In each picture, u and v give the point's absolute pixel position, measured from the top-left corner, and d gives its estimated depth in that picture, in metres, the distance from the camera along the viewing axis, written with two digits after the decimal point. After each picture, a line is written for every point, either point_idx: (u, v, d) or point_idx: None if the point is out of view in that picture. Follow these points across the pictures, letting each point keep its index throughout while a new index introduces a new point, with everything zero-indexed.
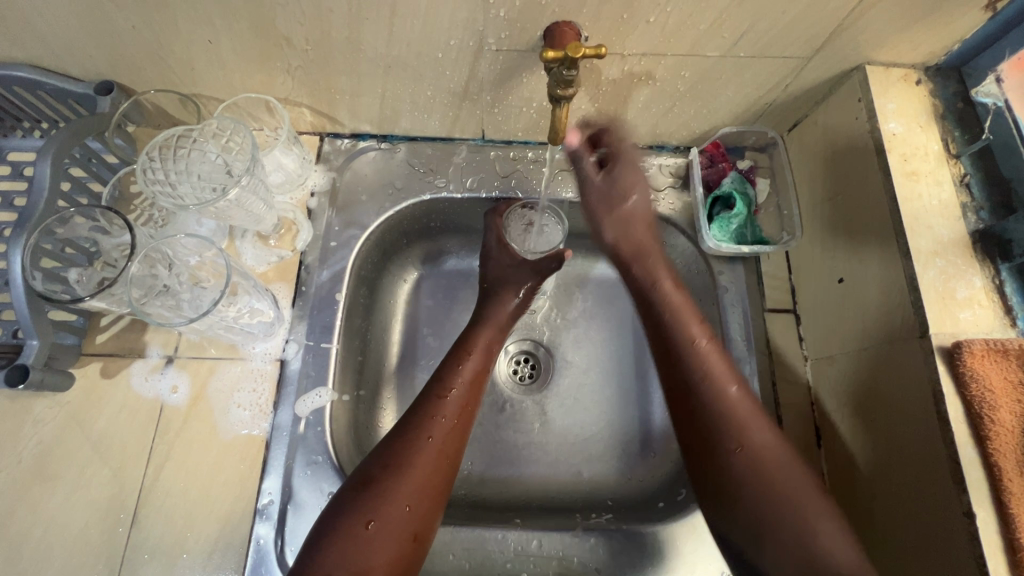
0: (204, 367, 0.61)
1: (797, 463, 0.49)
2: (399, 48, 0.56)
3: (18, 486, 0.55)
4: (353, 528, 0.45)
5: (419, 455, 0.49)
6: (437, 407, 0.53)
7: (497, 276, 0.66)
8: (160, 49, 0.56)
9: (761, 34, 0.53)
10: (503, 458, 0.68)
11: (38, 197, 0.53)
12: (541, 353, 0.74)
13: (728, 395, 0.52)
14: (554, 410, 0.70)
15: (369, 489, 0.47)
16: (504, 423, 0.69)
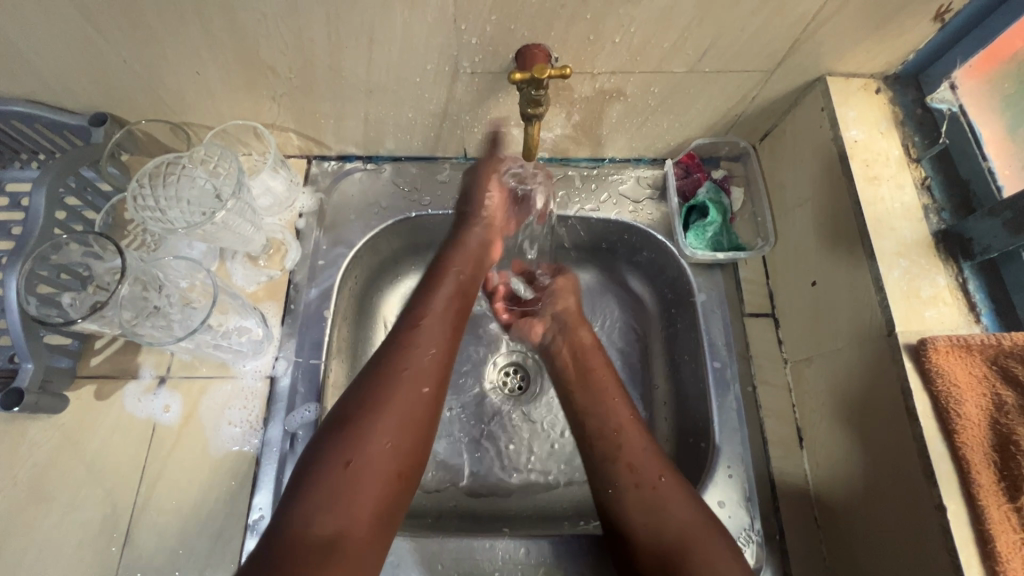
0: (196, 387, 0.62)
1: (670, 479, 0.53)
2: (378, 74, 0.58)
3: (14, 507, 0.56)
4: (334, 469, 0.45)
5: (397, 389, 0.50)
6: (402, 357, 0.53)
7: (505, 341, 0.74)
8: (152, 81, 0.58)
9: (723, 50, 0.56)
10: (496, 470, 0.69)
11: (34, 226, 0.55)
12: (528, 365, 0.76)
13: (619, 423, 0.58)
14: (542, 421, 0.72)
15: (347, 426, 0.48)
16: (494, 435, 0.71)
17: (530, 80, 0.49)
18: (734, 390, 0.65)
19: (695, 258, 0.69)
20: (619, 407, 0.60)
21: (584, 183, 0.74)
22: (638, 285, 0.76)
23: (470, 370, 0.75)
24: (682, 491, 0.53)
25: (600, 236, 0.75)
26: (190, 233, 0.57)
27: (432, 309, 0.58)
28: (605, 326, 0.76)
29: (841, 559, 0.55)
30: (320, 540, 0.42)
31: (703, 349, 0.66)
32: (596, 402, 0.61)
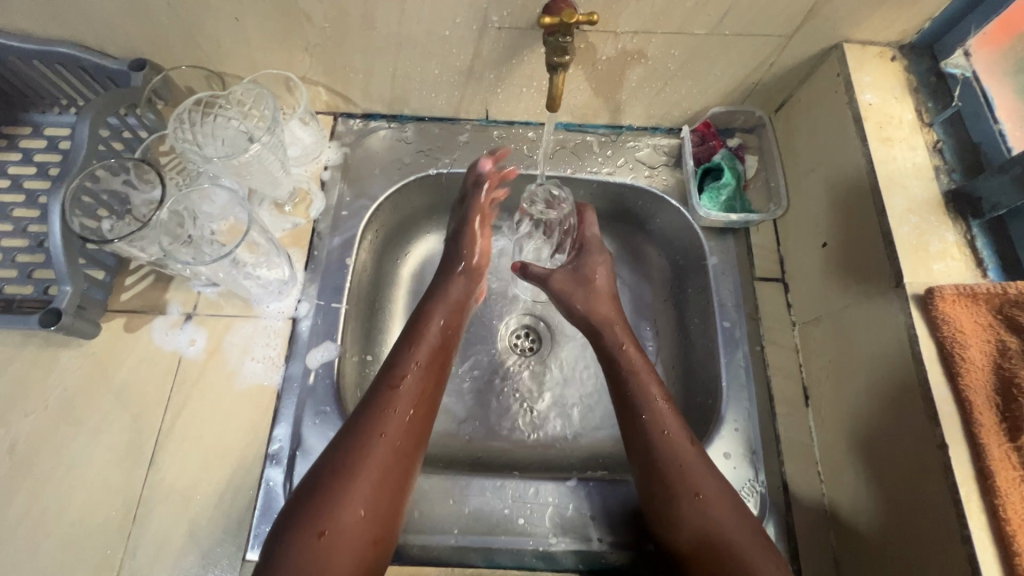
0: (221, 323, 0.64)
1: (735, 515, 0.52)
2: (409, 26, 0.60)
3: (45, 427, 0.59)
4: (308, 538, 0.46)
5: (373, 452, 0.51)
6: (388, 400, 0.55)
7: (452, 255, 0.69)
8: (193, 27, 0.61)
9: (743, 13, 0.58)
10: (506, 426, 0.71)
11: (77, 153, 0.56)
12: (540, 328, 0.78)
13: (700, 490, 0.52)
14: (552, 377, 0.75)
15: (319, 495, 0.48)
16: (505, 391, 0.74)
17: (558, 29, 0.51)
18: (742, 348, 0.66)
19: (706, 221, 0.71)
20: (700, 470, 0.54)
21: (601, 149, 0.76)
22: (648, 249, 0.79)
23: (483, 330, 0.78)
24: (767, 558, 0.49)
25: (615, 200, 0.77)
26: (225, 165, 0.59)
27: (415, 367, 0.58)
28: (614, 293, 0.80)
29: (841, 507, 0.57)
30: None
31: (713, 309, 0.69)
32: (672, 460, 0.54)
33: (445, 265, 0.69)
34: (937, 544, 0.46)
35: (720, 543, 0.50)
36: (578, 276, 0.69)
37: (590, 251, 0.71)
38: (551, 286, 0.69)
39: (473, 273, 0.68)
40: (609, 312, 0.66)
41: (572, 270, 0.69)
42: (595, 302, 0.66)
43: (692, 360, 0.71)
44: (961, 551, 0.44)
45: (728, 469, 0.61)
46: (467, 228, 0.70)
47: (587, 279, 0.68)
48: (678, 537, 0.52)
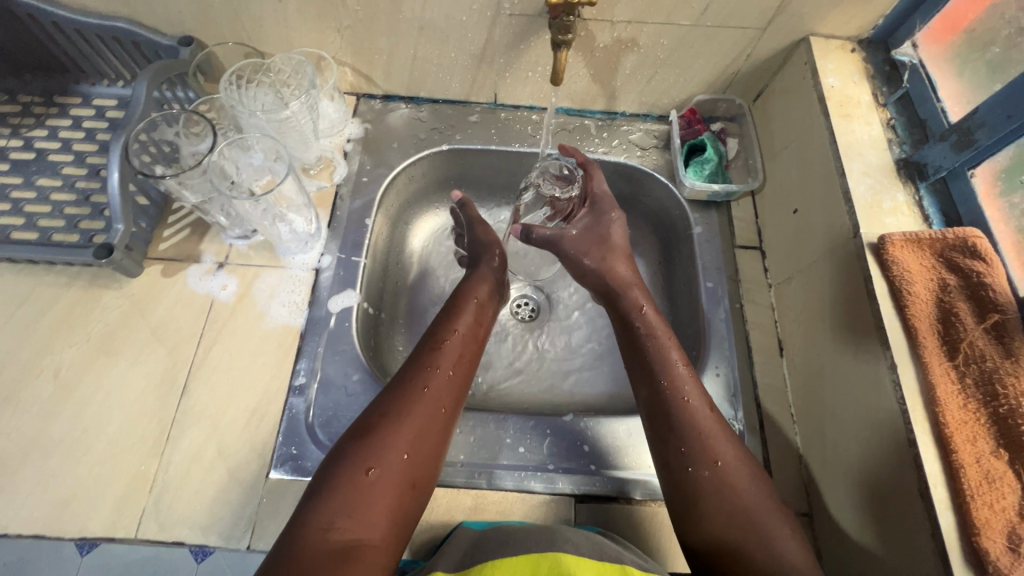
0: (250, 272, 0.70)
1: (747, 471, 0.54)
2: (431, 11, 0.69)
3: (87, 357, 0.64)
4: (355, 472, 0.49)
5: (418, 404, 0.55)
6: (434, 358, 0.60)
7: (474, 245, 0.76)
8: (239, 6, 0.69)
9: (721, 6, 0.67)
10: (507, 381, 0.79)
11: (136, 107, 0.64)
12: (539, 298, 0.87)
13: (718, 457, 0.55)
14: (549, 341, 0.83)
15: (366, 438, 0.52)
16: (505, 351, 0.82)
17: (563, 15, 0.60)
18: (724, 305, 0.73)
19: (692, 194, 0.79)
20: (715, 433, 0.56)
21: (598, 131, 0.85)
22: (638, 226, 0.87)
23: None
24: (775, 514, 0.52)
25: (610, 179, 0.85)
26: (268, 119, 0.68)
27: (454, 332, 0.63)
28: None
29: (810, 442, 0.63)
30: (344, 535, 0.46)
31: (698, 272, 0.76)
32: (686, 432, 0.56)
33: (474, 263, 0.75)
34: (890, 455, 0.52)
35: (737, 504, 0.52)
36: (593, 233, 0.73)
37: (604, 209, 0.74)
38: (562, 245, 0.72)
39: (494, 254, 0.75)
40: (628, 275, 0.70)
41: (584, 229, 0.73)
42: (613, 262, 0.70)
43: (679, 320, 0.78)
44: (908, 456, 0.50)
45: None
46: (477, 223, 0.77)
47: (601, 236, 0.73)
48: (702, 507, 0.53)
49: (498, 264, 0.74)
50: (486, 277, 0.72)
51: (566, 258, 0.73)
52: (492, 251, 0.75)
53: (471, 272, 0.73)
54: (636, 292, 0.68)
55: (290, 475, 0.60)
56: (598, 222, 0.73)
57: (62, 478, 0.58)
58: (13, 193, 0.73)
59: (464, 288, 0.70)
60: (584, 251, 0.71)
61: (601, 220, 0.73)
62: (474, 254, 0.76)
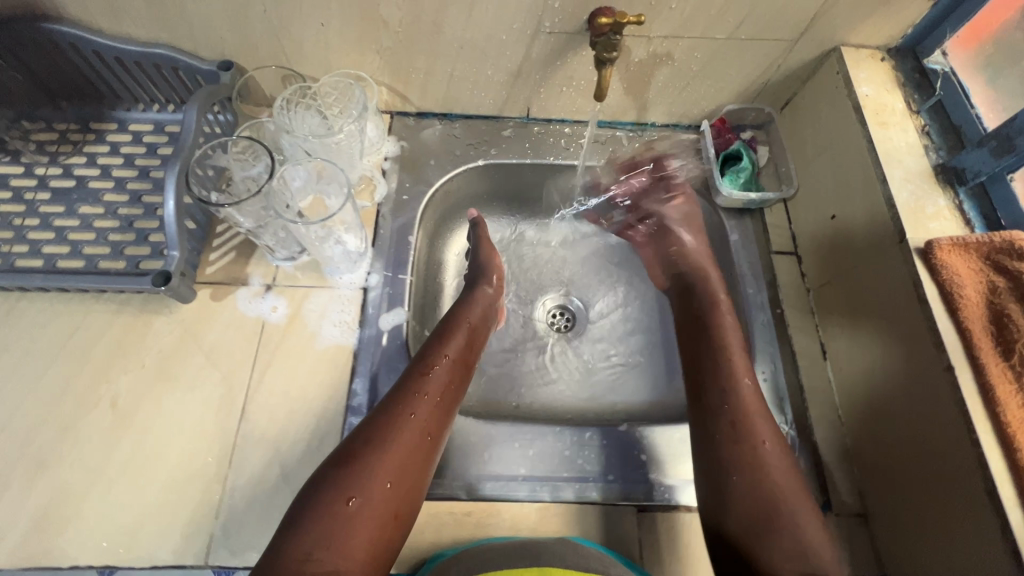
0: (299, 293, 0.71)
1: (793, 477, 0.56)
2: (472, 31, 0.70)
3: (143, 384, 0.64)
4: (335, 503, 0.50)
5: (402, 432, 0.56)
6: (421, 384, 0.60)
7: (474, 268, 0.77)
8: (281, 30, 0.70)
9: (755, 19, 0.69)
10: (550, 391, 0.81)
11: (187, 135, 0.65)
12: (574, 307, 0.88)
13: (766, 461, 0.57)
14: (588, 351, 0.84)
15: (352, 466, 0.53)
16: (546, 362, 0.83)
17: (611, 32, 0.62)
18: (765, 311, 0.75)
19: (727, 202, 0.80)
20: (766, 432, 0.59)
21: (630, 143, 0.86)
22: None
23: (524, 310, 0.87)
24: (810, 518, 0.54)
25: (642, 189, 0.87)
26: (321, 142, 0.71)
27: (443, 358, 0.64)
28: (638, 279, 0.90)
29: (861, 443, 0.65)
30: (323, 566, 0.47)
31: (738, 279, 0.77)
32: (751, 433, 0.58)
33: (469, 284, 0.75)
34: (952, 455, 0.53)
35: (765, 507, 0.54)
36: (675, 226, 0.81)
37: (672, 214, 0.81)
38: (642, 249, 0.84)
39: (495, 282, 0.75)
40: (703, 262, 0.76)
41: (656, 238, 0.82)
42: (698, 257, 0.77)
43: None
44: (972, 455, 0.51)
45: None
46: (483, 243, 0.79)
47: (691, 223, 0.81)
48: (734, 507, 0.55)
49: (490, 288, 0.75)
50: (477, 298, 0.73)
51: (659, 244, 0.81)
52: (478, 275, 0.75)
53: (466, 291, 0.74)
54: (714, 286, 0.73)
55: None
56: (674, 218, 0.81)
57: (127, 506, 0.58)
58: (56, 222, 0.73)
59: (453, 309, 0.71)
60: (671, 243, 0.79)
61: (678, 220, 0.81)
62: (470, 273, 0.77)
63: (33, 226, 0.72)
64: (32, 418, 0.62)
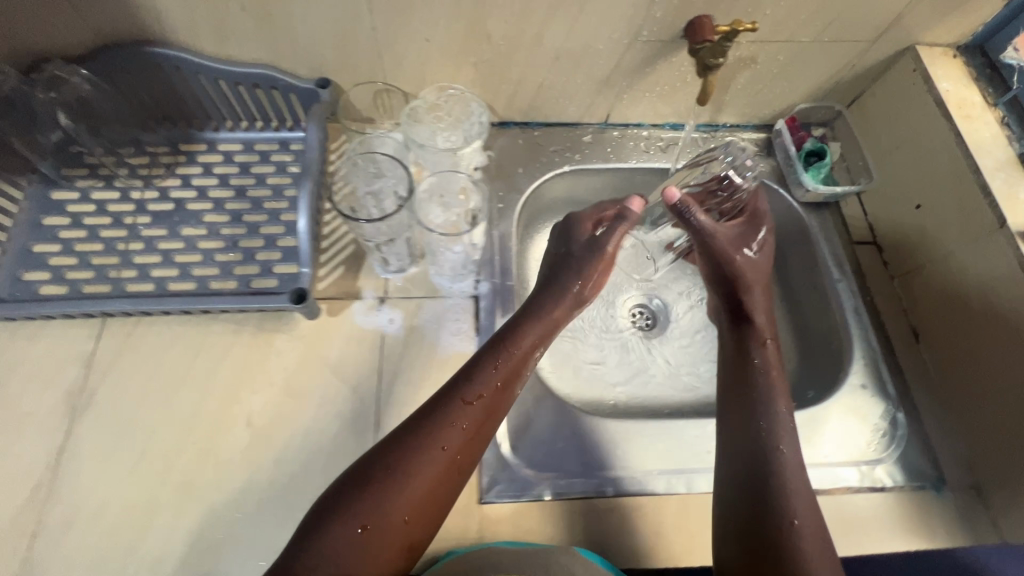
0: (412, 304, 0.72)
1: (813, 519, 0.56)
2: (571, 42, 0.72)
3: (275, 402, 0.64)
4: (350, 528, 0.50)
5: (426, 461, 0.54)
6: (461, 411, 0.57)
7: (563, 261, 0.72)
8: (384, 48, 0.71)
9: (840, 22, 0.72)
10: (647, 386, 0.86)
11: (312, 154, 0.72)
12: (653, 305, 0.92)
13: (782, 461, 0.59)
14: (673, 347, 0.89)
15: (370, 490, 0.51)
16: (637, 358, 0.88)
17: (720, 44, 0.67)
18: (857, 299, 0.78)
19: (807, 198, 0.84)
20: (793, 470, 0.59)
21: (705, 144, 0.89)
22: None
23: (606, 312, 0.91)
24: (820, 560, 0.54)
25: None
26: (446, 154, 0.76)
27: (491, 384, 0.59)
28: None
29: (968, 418, 0.69)
30: None
31: (825, 269, 0.80)
32: (776, 436, 0.61)
33: (559, 278, 0.71)
34: None
35: (766, 504, 0.57)
36: (749, 241, 0.74)
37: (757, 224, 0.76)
38: (715, 241, 0.73)
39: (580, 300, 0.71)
40: (760, 294, 0.73)
41: (736, 233, 0.75)
42: (755, 280, 0.73)
43: (803, 315, 0.83)
44: None
45: (866, 397, 0.71)
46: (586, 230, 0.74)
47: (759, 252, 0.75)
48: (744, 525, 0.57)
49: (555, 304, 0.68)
50: (536, 314, 0.66)
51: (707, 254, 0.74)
52: (565, 269, 0.71)
53: (538, 297, 0.69)
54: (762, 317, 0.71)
55: (502, 498, 0.62)
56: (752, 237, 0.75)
57: (277, 525, 0.59)
58: (160, 245, 0.73)
59: (518, 318, 0.66)
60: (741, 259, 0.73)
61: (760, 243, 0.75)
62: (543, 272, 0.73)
63: (138, 250, 0.72)
64: (168, 442, 0.62)
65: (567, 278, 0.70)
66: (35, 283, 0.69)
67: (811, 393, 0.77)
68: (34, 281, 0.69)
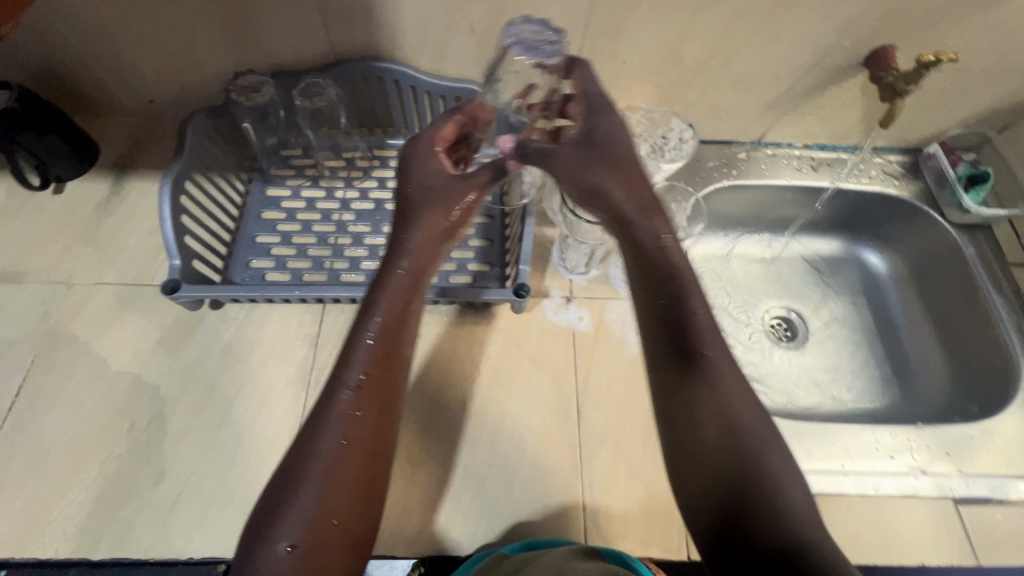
0: (598, 303, 0.78)
1: (778, 482, 0.46)
2: (754, 67, 0.78)
3: (485, 387, 0.70)
4: (270, 547, 0.46)
5: (315, 452, 0.50)
6: (339, 391, 0.53)
7: (418, 191, 0.65)
8: (581, 66, 0.77)
9: (1015, 52, 0.76)
10: (793, 391, 0.89)
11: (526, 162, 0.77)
12: (792, 317, 0.96)
13: (731, 418, 0.49)
14: (809, 360, 0.92)
15: (278, 509, 0.47)
16: (779, 365, 0.92)
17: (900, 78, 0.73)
18: (1016, 319, 0.81)
19: (963, 221, 0.88)
20: (747, 422, 0.49)
21: (856, 164, 0.93)
22: (883, 251, 0.97)
23: (747, 318, 0.95)
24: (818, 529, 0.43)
25: (857, 210, 0.96)
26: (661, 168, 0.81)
27: (364, 343, 0.55)
28: (846, 291, 0.98)
29: None
30: None
31: (982, 290, 0.84)
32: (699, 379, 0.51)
33: (412, 214, 0.64)
34: None
35: (738, 478, 0.46)
36: (609, 147, 0.63)
37: (598, 110, 0.65)
38: (556, 161, 0.64)
39: (450, 231, 0.66)
40: (626, 192, 0.61)
41: (574, 149, 0.63)
42: (649, 197, 0.61)
43: (955, 333, 0.87)
44: None
45: None
46: (427, 156, 0.67)
47: (631, 160, 0.63)
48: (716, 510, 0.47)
49: (406, 257, 0.61)
50: (410, 251, 0.62)
51: (601, 183, 0.61)
52: (438, 203, 0.65)
53: (399, 235, 0.62)
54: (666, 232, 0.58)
55: None
56: (611, 125, 0.64)
57: (498, 499, 0.64)
58: (366, 240, 0.80)
59: (385, 260, 0.62)
60: (615, 151, 0.63)
61: (594, 133, 0.64)
62: (400, 200, 0.66)
63: (347, 244, 0.79)
64: None
65: (408, 220, 0.63)
66: (262, 270, 0.76)
67: (975, 409, 0.81)
68: (261, 268, 0.76)
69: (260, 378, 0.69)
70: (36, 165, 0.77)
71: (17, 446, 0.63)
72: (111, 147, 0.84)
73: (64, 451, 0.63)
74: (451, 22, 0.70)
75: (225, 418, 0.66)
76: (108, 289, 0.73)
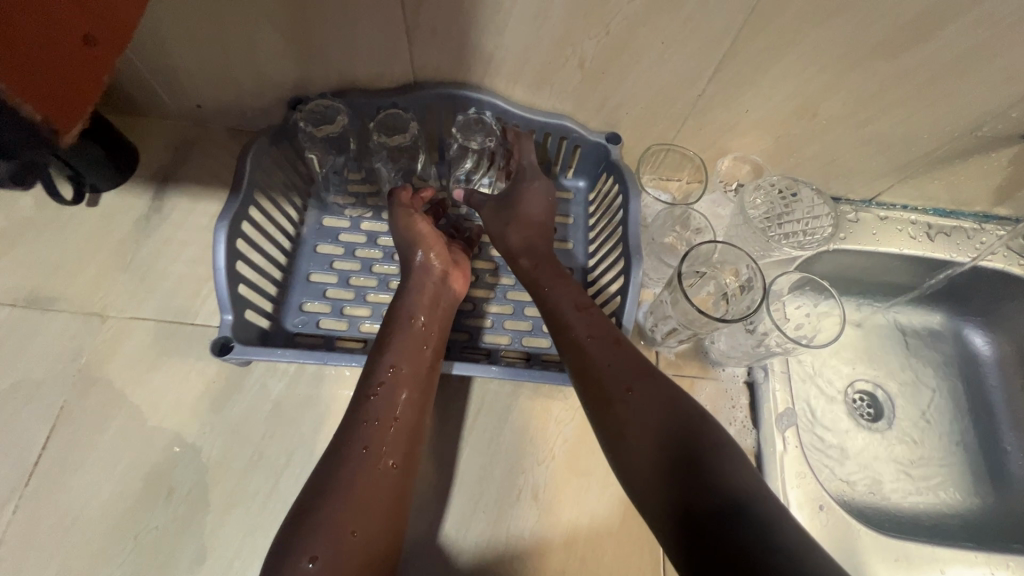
0: (686, 382, 0.70)
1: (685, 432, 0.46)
2: (895, 129, 0.67)
3: (560, 476, 0.63)
4: (295, 563, 0.41)
5: (350, 468, 0.47)
6: (364, 409, 0.51)
7: (408, 230, 0.66)
8: (696, 112, 0.67)
9: None
10: (877, 487, 0.77)
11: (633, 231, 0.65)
12: (877, 395, 0.83)
13: (631, 394, 0.50)
14: (894, 449, 0.80)
15: (308, 522, 0.43)
16: (863, 453, 0.79)
17: None
18: None
19: None
20: (647, 393, 0.50)
21: (973, 234, 0.81)
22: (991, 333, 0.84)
23: (828, 393, 0.83)
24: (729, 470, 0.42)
25: (966, 283, 0.82)
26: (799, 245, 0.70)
27: (388, 368, 0.54)
28: (938, 367, 0.85)
29: None
30: None
31: None
32: (623, 374, 0.52)
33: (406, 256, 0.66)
34: None
35: (661, 449, 0.46)
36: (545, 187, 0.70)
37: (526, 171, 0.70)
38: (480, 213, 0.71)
39: (446, 268, 0.65)
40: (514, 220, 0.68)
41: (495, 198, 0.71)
42: (531, 214, 0.68)
43: None
44: None
45: None
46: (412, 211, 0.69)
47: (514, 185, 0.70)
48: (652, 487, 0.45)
49: (421, 309, 0.60)
50: (416, 303, 0.61)
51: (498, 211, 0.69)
52: (425, 246, 0.65)
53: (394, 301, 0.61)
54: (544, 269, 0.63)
55: None
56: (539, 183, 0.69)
57: None
58: None
59: (389, 323, 0.59)
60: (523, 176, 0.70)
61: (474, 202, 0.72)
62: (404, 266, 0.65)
63: None
64: (459, 506, 0.61)
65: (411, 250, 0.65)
66: (317, 314, 0.67)
67: None
68: (316, 312, 0.67)
69: (311, 448, 0.61)
70: (70, 175, 0.68)
71: (45, 507, 0.57)
72: (152, 155, 0.75)
73: (96, 518, 0.57)
74: (557, 53, 0.60)
75: (269, 495, 0.58)
76: (146, 326, 0.66)
